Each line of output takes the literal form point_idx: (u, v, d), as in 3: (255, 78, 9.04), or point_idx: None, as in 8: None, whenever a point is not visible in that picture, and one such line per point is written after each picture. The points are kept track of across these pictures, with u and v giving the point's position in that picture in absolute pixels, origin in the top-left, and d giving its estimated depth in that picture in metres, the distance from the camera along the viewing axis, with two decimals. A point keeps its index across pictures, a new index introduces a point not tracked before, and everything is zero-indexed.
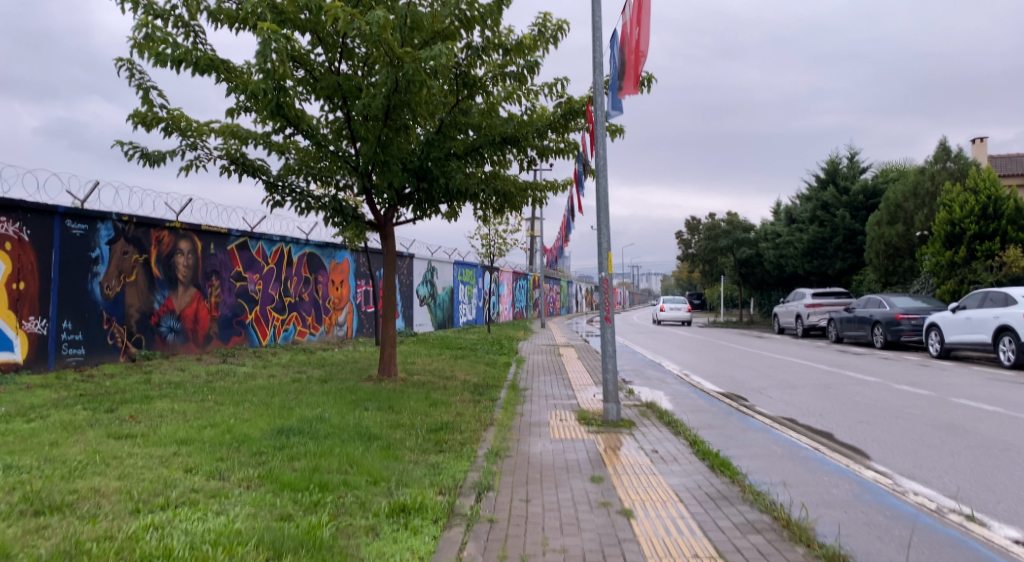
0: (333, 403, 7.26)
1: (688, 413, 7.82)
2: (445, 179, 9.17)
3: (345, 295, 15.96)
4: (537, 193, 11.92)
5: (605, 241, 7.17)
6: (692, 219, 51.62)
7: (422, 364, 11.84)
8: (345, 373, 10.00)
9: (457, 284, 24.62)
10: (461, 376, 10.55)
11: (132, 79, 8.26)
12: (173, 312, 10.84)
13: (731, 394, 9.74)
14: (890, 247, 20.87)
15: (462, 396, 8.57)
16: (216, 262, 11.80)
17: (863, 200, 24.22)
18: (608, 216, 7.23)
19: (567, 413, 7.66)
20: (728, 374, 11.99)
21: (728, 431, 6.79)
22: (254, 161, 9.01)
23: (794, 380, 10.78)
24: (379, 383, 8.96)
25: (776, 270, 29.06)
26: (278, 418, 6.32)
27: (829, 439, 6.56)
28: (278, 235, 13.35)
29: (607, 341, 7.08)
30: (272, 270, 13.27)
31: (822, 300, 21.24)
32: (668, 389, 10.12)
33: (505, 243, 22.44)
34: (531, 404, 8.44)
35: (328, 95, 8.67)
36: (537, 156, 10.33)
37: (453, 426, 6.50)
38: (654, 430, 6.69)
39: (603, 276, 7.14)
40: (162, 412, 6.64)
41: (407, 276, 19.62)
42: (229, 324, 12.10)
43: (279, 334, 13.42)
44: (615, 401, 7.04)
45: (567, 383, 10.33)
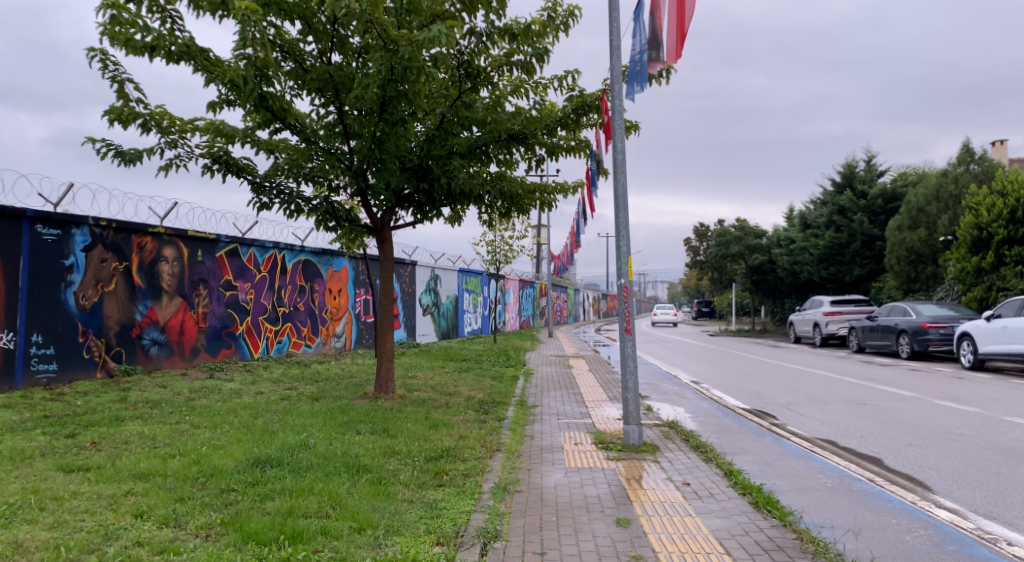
0: (321, 426, 6.53)
1: (715, 435, 7.04)
2: (447, 179, 8.50)
3: (344, 304, 15.28)
4: (546, 196, 11.22)
5: (625, 243, 6.45)
6: (701, 226, 51.02)
7: (424, 378, 11.10)
8: (338, 389, 9.26)
9: (462, 293, 23.92)
10: (464, 392, 9.81)
11: (106, 71, 7.67)
12: (156, 323, 10.17)
13: (757, 410, 8.96)
14: (911, 252, 20.07)
15: (466, 415, 7.81)
16: (204, 270, 11.15)
17: (881, 204, 23.43)
18: (627, 215, 6.52)
19: (581, 435, 6.91)
20: (750, 388, 11.20)
21: (765, 457, 6.00)
22: (239, 160, 8.33)
23: (824, 395, 9.98)
24: (375, 400, 8.22)
25: (790, 276, 28.26)
26: (256, 445, 5.59)
27: (880, 465, 5.78)
28: (271, 241, 12.70)
29: (627, 355, 6.34)
30: (265, 279, 12.61)
31: (842, 308, 20.42)
32: (689, 405, 9.36)
33: (511, 249, 21.72)
34: (541, 424, 7.67)
35: (318, 89, 8.03)
36: (547, 155, 9.64)
37: (454, 453, 5.75)
38: (681, 457, 5.93)
39: (622, 282, 6.41)
40: (127, 438, 5.93)
41: (410, 284, 18.92)
42: (217, 336, 11.42)
43: (272, 346, 12.73)
44: (636, 422, 6.28)
45: (579, 399, 9.57)
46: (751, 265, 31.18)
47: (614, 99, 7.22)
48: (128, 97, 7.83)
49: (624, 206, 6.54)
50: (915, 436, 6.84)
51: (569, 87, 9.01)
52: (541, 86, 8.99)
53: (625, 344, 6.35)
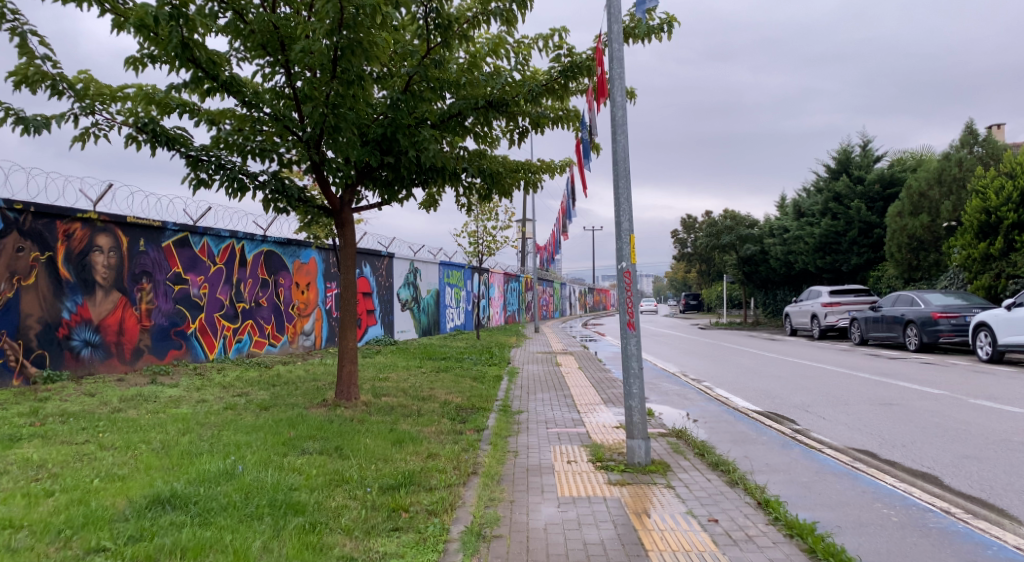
0: (260, 446, 5.35)
1: (733, 448, 5.96)
2: (416, 152, 7.35)
3: (312, 299, 14.07)
4: (530, 175, 10.06)
5: (626, 219, 5.33)
6: (688, 218, 50.45)
7: (395, 380, 9.96)
8: (294, 396, 8.06)
9: (443, 287, 22.76)
10: (440, 396, 8.66)
11: (4, 21, 6.45)
12: (89, 322, 8.84)
13: (772, 414, 7.90)
14: (913, 240, 19.24)
15: (438, 426, 6.67)
16: (148, 261, 9.83)
17: (879, 190, 22.61)
18: (628, 185, 5.40)
19: (574, 450, 5.81)
20: (756, 386, 10.17)
21: (800, 477, 4.92)
22: (170, 130, 7.03)
23: (843, 394, 8.95)
24: (334, 410, 7.06)
25: (784, 266, 27.46)
26: (167, 476, 4.39)
27: (944, 486, 4.71)
28: (227, 229, 11.42)
29: (631, 356, 5.23)
30: (221, 272, 11.34)
31: (842, 298, 19.54)
32: (693, 409, 8.30)
33: (494, 240, 20.56)
34: (528, 435, 6.55)
35: (262, 45, 6.83)
36: (531, 126, 8.52)
37: (418, 481, 4.60)
38: (699, 479, 4.83)
39: (624, 266, 5.28)
40: (6, 466, 4.68)
41: (386, 278, 17.72)
42: (165, 336, 10.10)
43: (230, 345, 11.47)
44: (643, 437, 5.17)
45: (569, 403, 8.46)
46: (742, 256, 30.30)
47: (611, 39, 6.00)
48: (32, 53, 6.59)
49: (625, 174, 5.42)
50: (968, 445, 5.81)
51: (556, 47, 7.86)
52: (523, 46, 7.85)
53: (627, 344, 5.25)
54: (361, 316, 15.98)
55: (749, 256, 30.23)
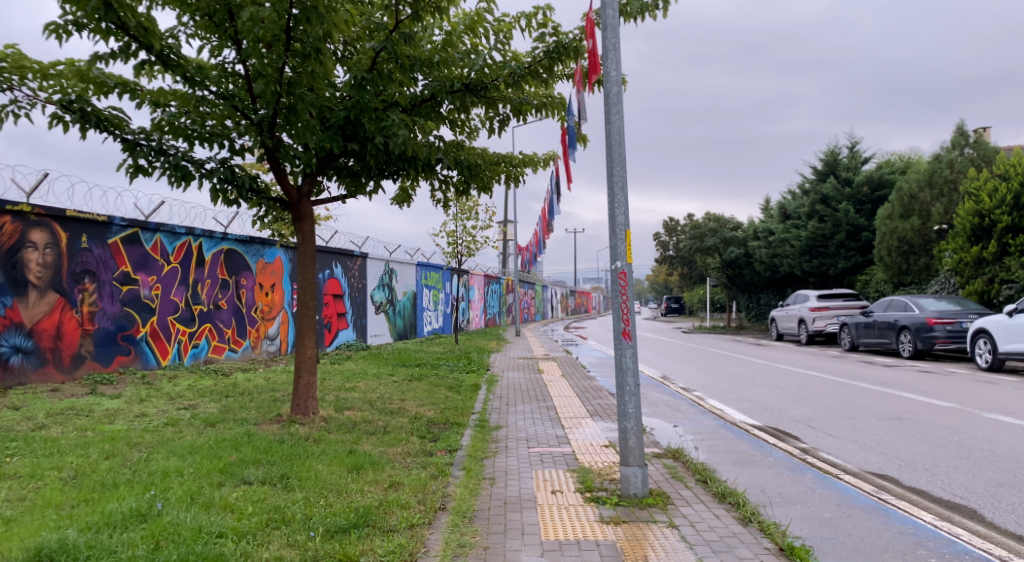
0: (192, 473, 4.50)
1: (739, 474, 5.30)
2: (383, 138, 6.64)
3: (277, 301, 13.23)
4: (512, 169, 9.32)
5: (620, 211, 4.63)
6: (670, 221, 50.22)
7: (364, 391, 9.15)
8: (246, 409, 7.20)
9: (421, 289, 21.94)
10: (411, 409, 7.87)
11: None
12: (20, 326, 7.82)
13: (774, 430, 7.25)
14: (903, 243, 18.88)
15: (406, 447, 5.90)
16: (91, 259, 8.82)
17: (867, 192, 22.27)
18: (623, 172, 4.70)
19: (559, 477, 5.09)
20: (750, 397, 9.54)
21: (821, 513, 4.32)
22: (103, 109, 6.07)
23: (846, 407, 8.35)
24: (289, 427, 6.25)
25: (769, 269, 27.08)
26: (64, 516, 3.53)
27: (987, 524, 4.07)
28: (183, 226, 10.51)
29: (625, 371, 4.50)
30: (176, 271, 10.42)
31: (830, 303, 19.10)
32: (688, 423, 7.61)
33: (475, 241, 19.80)
34: (506, 456, 5.81)
35: (209, 13, 5.98)
36: (513, 113, 7.82)
37: (375, 521, 3.83)
38: (706, 517, 4.15)
39: (618, 267, 4.58)
40: None
41: (360, 279, 16.86)
42: (111, 341, 9.12)
43: (186, 351, 10.56)
44: (639, 464, 4.47)
45: (552, 417, 7.75)
46: (727, 259, 29.88)
47: (605, 23, 4.93)
48: None
49: (620, 160, 4.72)
50: (1002, 470, 5.21)
51: (541, 25, 7.12)
52: (505, 24, 7.14)
53: (620, 358, 4.54)
54: (332, 319, 15.14)
55: (733, 260, 29.84)
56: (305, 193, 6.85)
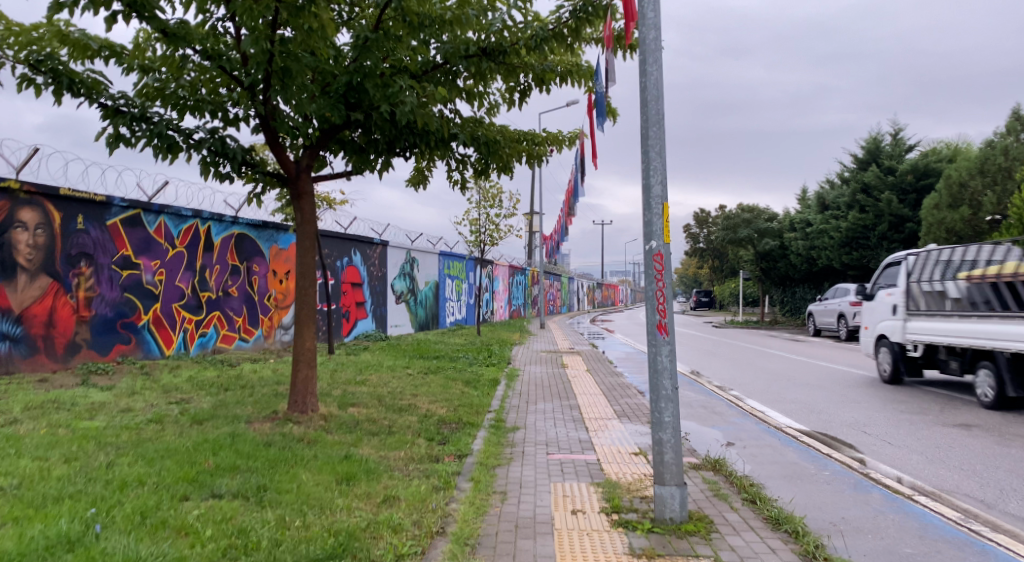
0: (156, 484, 3.90)
1: (793, 493, 4.51)
2: (390, 107, 5.97)
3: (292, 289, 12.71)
4: (534, 147, 8.54)
5: (657, 180, 3.87)
6: (699, 212, 48.90)
7: (373, 385, 8.52)
8: (242, 405, 6.62)
9: (443, 279, 21.34)
10: (422, 407, 7.22)
11: None
12: (7, 312, 7.37)
13: (826, 437, 6.43)
14: (952, 235, 17.61)
15: (408, 453, 5.24)
16: (87, 241, 8.36)
17: (912, 181, 20.95)
18: (662, 134, 3.91)
19: (582, 492, 4.39)
20: (795, 398, 8.70)
21: (901, 547, 3.55)
22: (80, 73, 5.49)
23: (905, 411, 7.46)
24: (282, 426, 5.65)
25: (805, 262, 25.85)
26: None
27: None
28: (189, 209, 10.02)
29: (661, 372, 3.76)
30: (181, 256, 9.95)
31: None
32: (727, 428, 6.82)
33: (498, 229, 19.08)
34: (522, 465, 5.12)
35: None
36: (534, 83, 7.08)
37: (354, 550, 3.17)
38: (762, 550, 3.40)
39: (654, 247, 3.81)
40: None
41: (379, 267, 16.30)
42: (109, 328, 8.66)
43: (192, 340, 10.10)
44: (676, 483, 3.75)
45: (575, 418, 7.04)
46: (761, 251, 28.66)
47: None
48: None
49: (658, 119, 3.93)
50: None
51: None
52: None
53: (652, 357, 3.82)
54: (349, 309, 14.60)
55: (768, 252, 28.63)
56: (304, 167, 6.21)
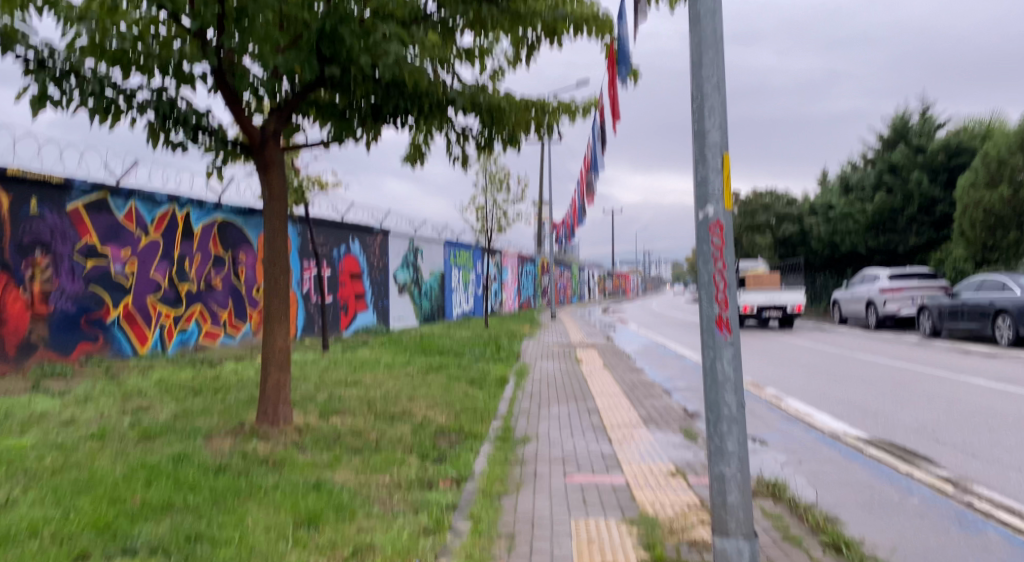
0: (52, 536, 2.98)
1: (882, 529, 3.52)
2: (371, 58, 4.94)
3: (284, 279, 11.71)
4: (544, 116, 7.37)
5: (716, 122, 2.78)
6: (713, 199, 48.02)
7: (365, 388, 7.59)
8: (208, 414, 5.70)
9: (449, 269, 20.36)
10: (418, 414, 6.26)
11: None
12: None
13: (893, 445, 5.40)
14: (990, 216, 16.19)
15: (393, 478, 4.30)
16: (43, 229, 7.46)
17: (943, 160, 19.49)
18: (720, 59, 2.80)
19: (612, 533, 3.42)
20: (842, 397, 7.67)
21: None
22: None
23: (977, 413, 6.42)
24: (245, 445, 4.72)
25: (829, 247, 24.68)
26: None
27: None
28: (163, 192, 9.08)
29: (721, 385, 2.75)
30: (156, 244, 9.02)
31: (906, 283, 16.80)
32: (775, 436, 5.81)
33: (505, 216, 18.04)
34: (533, 493, 4.17)
35: None
36: (542, 36, 5.98)
37: None
38: None
39: (709, 214, 2.80)
40: None
41: (380, 257, 15.35)
42: (70, 326, 7.77)
43: (170, 337, 9.20)
44: (744, 534, 2.76)
45: (595, 426, 6.06)
46: (780, 237, 27.52)
47: None
48: None
49: (715, 39, 2.81)
50: None
51: None
52: None
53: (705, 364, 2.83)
54: (348, 302, 13.68)
55: (787, 237, 27.46)
56: (270, 133, 5.15)
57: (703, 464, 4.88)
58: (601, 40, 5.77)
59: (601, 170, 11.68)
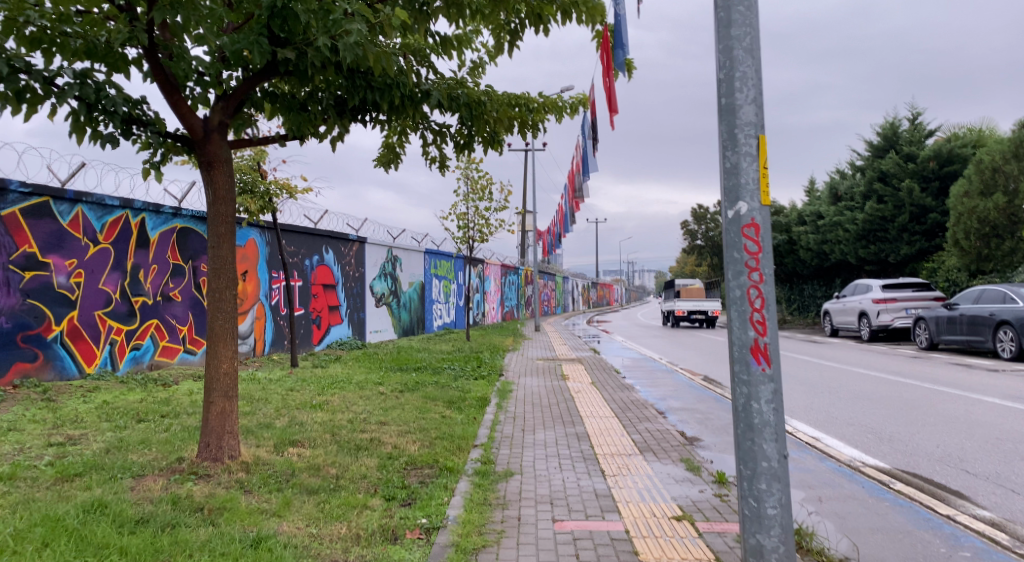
0: None
1: None
2: (331, 38, 4.29)
3: (253, 291, 10.95)
4: (529, 113, 6.76)
5: (748, 94, 2.27)
6: (698, 208, 48.08)
7: (332, 411, 6.89)
8: (146, 446, 4.98)
9: (429, 279, 19.70)
10: (387, 443, 5.59)
11: None
12: None
13: (920, 478, 4.82)
14: (985, 224, 15.94)
15: (350, 529, 3.64)
16: None
17: (935, 168, 19.26)
18: (752, 15, 2.28)
19: None
20: (849, 418, 7.11)
21: None
22: None
23: (1000, 437, 5.88)
24: (178, 488, 4.03)
25: (816, 257, 24.38)
26: None
27: None
28: (115, 197, 8.31)
29: (758, 431, 2.24)
30: (107, 253, 8.23)
31: (898, 294, 16.45)
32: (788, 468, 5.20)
33: (488, 224, 17.40)
34: (517, 547, 3.52)
35: None
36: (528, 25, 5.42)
37: None
38: None
39: (743, 211, 2.27)
40: None
41: (356, 267, 14.64)
42: (3, 344, 6.97)
43: (122, 354, 8.41)
44: None
45: (587, 457, 5.41)
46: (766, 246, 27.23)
47: None
48: None
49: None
50: None
51: None
52: None
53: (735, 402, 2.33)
54: (321, 314, 12.96)
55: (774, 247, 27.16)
56: (215, 125, 4.45)
57: (711, 504, 4.27)
58: (593, 28, 5.27)
59: (592, 171, 11.17)
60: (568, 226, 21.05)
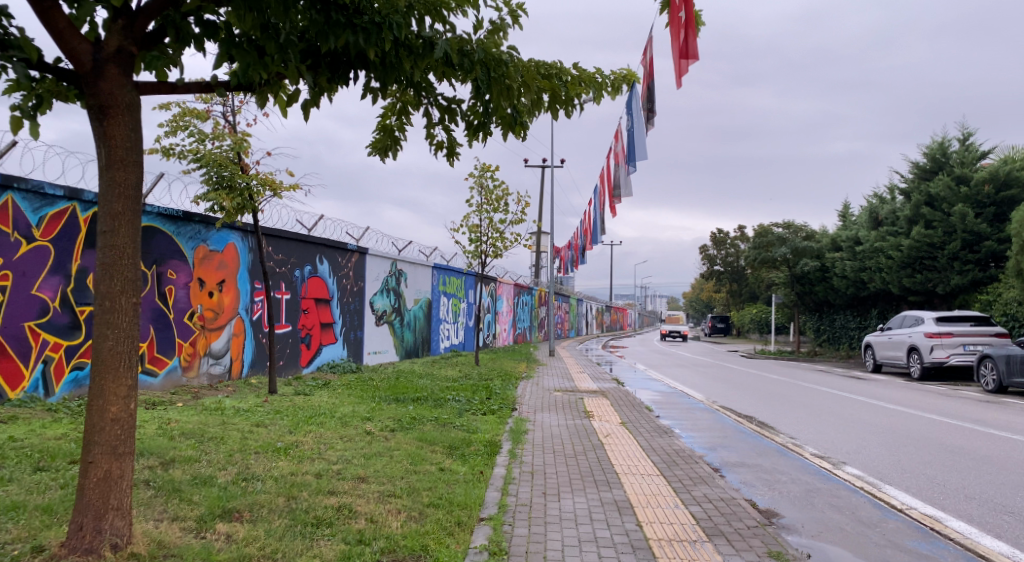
0: None
1: None
2: None
3: (229, 304, 9.57)
4: (562, 89, 5.19)
5: None
6: (718, 233, 46.85)
7: (299, 457, 5.40)
8: (9, 518, 3.46)
9: (437, 297, 18.26)
10: (359, 515, 4.08)
11: None
12: None
13: None
14: None
15: None
16: None
17: (990, 192, 17.58)
18: None
19: None
20: (966, 490, 5.47)
21: None
22: None
23: None
24: None
25: (853, 285, 22.75)
26: None
27: None
28: (59, 186, 6.94)
29: None
30: (45, 253, 6.83)
31: (954, 328, 14.78)
32: None
33: (502, 238, 15.94)
34: None
35: None
36: None
37: None
38: None
39: None
40: None
41: (355, 281, 13.23)
42: None
43: (58, 376, 6.96)
44: None
45: (640, 547, 3.86)
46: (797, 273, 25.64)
47: None
48: None
49: None
50: None
51: None
52: None
53: None
54: (312, 331, 11.52)
55: (804, 273, 25.58)
56: (113, 52, 2.95)
57: None
58: None
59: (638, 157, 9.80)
60: (597, 234, 19.48)
